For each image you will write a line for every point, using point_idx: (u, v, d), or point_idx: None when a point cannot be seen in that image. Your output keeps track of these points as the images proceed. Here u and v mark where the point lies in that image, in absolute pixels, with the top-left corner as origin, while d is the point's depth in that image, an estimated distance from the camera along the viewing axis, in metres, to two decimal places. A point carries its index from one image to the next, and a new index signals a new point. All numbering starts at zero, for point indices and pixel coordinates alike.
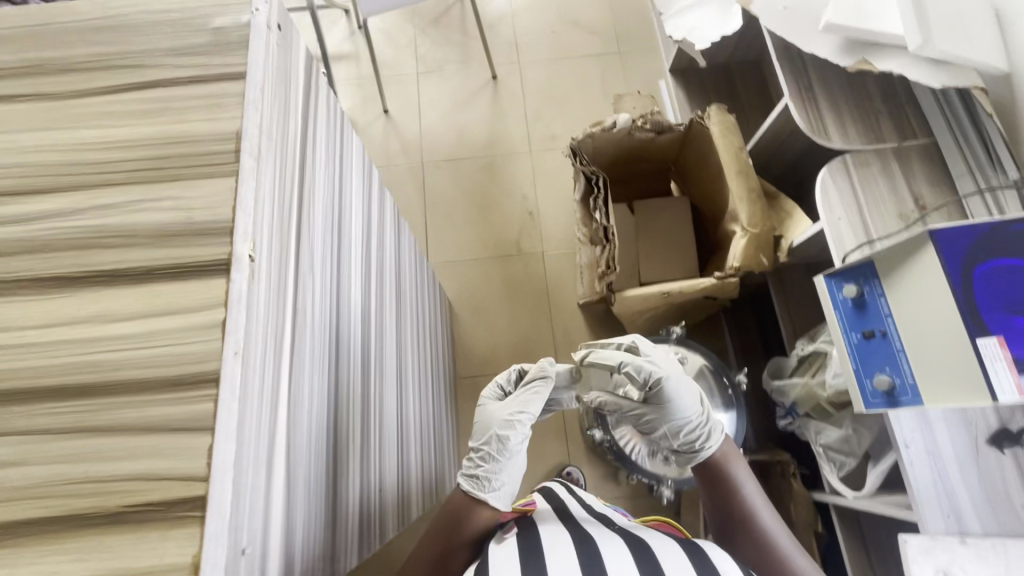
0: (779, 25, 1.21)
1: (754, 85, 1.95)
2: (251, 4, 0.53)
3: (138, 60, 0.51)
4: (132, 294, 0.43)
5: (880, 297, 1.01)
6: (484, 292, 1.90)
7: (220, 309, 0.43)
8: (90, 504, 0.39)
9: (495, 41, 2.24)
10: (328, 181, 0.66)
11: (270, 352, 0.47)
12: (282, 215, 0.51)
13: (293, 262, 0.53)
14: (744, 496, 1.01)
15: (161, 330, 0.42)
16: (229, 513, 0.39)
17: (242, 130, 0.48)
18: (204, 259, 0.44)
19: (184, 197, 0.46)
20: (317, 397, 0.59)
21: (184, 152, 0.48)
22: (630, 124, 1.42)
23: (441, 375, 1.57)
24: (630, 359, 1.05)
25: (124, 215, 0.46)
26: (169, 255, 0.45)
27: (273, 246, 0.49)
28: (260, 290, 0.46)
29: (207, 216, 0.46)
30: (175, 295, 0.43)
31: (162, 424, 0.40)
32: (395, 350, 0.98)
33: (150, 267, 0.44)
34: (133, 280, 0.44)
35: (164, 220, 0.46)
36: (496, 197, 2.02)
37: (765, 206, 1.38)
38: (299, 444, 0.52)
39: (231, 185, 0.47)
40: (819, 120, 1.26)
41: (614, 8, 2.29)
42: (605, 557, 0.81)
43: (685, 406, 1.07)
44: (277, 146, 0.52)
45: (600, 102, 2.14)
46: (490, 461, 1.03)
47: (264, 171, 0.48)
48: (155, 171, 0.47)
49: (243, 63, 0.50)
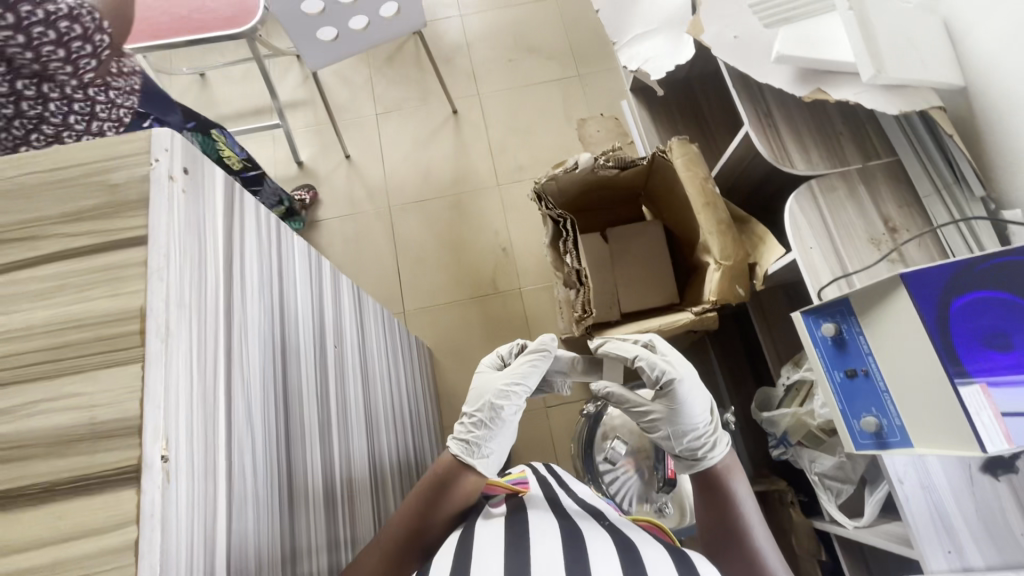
0: (732, 56, 1.18)
1: (716, 100, 1.93)
2: (151, 152, 0.48)
3: (29, 231, 0.47)
4: (34, 518, 0.39)
5: (858, 335, 0.98)
6: (463, 335, 1.86)
7: (132, 528, 0.39)
8: None
9: (452, 75, 2.20)
10: (264, 303, 0.62)
11: (197, 548, 0.43)
12: (204, 383, 0.47)
13: (224, 426, 0.49)
14: (741, 515, 1.00)
15: (66, 559, 0.38)
16: None
17: (147, 307, 0.44)
18: (111, 469, 0.40)
19: (87, 394, 0.42)
20: (261, 404, 0.59)
21: (84, 338, 0.43)
22: (592, 162, 1.39)
23: (420, 381, 1.58)
24: (645, 354, 1.13)
25: (23, 419, 0.42)
26: (74, 465, 0.40)
27: (195, 428, 0.45)
28: (181, 489, 0.42)
29: (113, 415, 0.41)
30: (81, 515, 0.39)
31: None
32: (355, 353, 0.99)
33: (53, 482, 0.40)
34: (35, 499, 0.40)
35: (66, 422, 0.41)
36: (468, 235, 1.97)
37: (736, 234, 1.36)
38: (239, 467, 0.52)
39: (138, 374, 0.42)
40: (781, 146, 1.24)
41: (569, 30, 2.27)
42: (590, 554, 0.76)
43: (693, 409, 1.11)
44: (192, 309, 0.47)
45: (564, 127, 2.11)
46: (481, 429, 1.00)
47: (176, 349, 0.44)
48: (53, 364, 0.43)
49: (144, 226, 0.46)
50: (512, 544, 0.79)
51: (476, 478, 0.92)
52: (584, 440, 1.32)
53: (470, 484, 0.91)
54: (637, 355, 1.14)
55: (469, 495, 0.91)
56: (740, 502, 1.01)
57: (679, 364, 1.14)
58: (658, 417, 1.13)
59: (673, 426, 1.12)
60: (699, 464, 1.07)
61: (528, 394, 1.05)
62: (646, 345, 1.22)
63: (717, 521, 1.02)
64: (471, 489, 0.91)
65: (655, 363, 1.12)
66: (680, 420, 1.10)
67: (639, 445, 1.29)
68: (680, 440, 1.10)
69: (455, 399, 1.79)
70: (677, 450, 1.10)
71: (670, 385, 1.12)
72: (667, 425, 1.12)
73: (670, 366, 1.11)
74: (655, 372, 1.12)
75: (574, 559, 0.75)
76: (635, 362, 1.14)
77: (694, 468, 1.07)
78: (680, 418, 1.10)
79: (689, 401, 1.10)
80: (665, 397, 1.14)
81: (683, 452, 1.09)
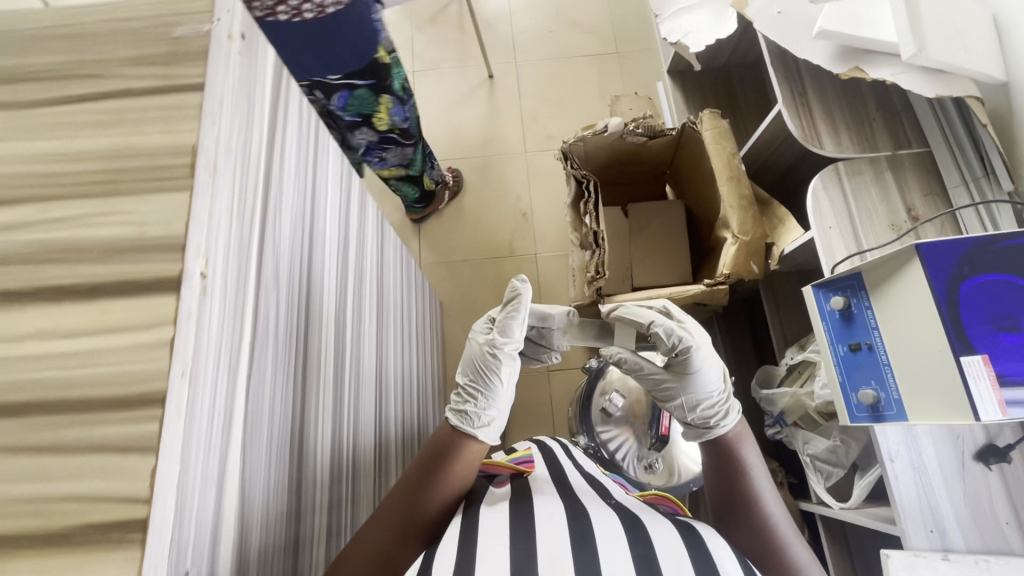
0: (772, 30, 1.19)
1: (752, 88, 1.93)
2: (214, 12, 0.52)
3: (96, 69, 0.50)
4: (81, 310, 0.43)
5: (867, 310, 0.99)
6: (476, 294, 1.89)
7: (168, 327, 0.42)
8: (31, 524, 0.38)
9: (492, 40, 2.22)
10: (297, 187, 0.65)
11: (223, 367, 0.47)
12: (241, 227, 0.51)
13: (253, 273, 0.53)
14: (752, 484, 1.00)
15: (107, 348, 0.42)
16: (170, 538, 0.39)
17: (199, 144, 0.47)
18: (154, 277, 0.44)
19: (137, 213, 0.46)
20: (280, 354, 0.61)
21: (138, 165, 0.47)
22: (621, 128, 1.40)
23: (430, 351, 1.59)
24: (662, 320, 1.14)
25: (80, 230, 0.45)
26: (119, 270, 0.44)
27: (229, 260, 0.49)
28: (213, 305, 0.46)
29: (160, 232, 0.45)
30: (124, 312, 0.43)
31: (107, 444, 0.40)
32: (375, 329, 1.00)
33: (100, 282, 0.44)
34: (81, 296, 0.43)
35: (117, 235, 0.45)
36: (490, 198, 2.00)
37: (757, 213, 1.37)
38: (255, 415, 0.54)
39: (184, 200, 0.46)
40: (812, 126, 1.24)
41: (613, 7, 2.27)
42: (597, 536, 0.78)
43: (706, 377, 1.13)
44: (236, 158, 0.51)
45: (597, 102, 2.12)
46: (479, 397, 1.02)
47: (219, 186, 0.48)
48: (108, 185, 0.47)
49: (199, 75, 0.49)
50: (517, 534, 0.80)
51: (481, 446, 0.94)
52: (583, 400, 1.37)
53: (471, 452, 0.92)
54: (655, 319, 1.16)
55: (469, 466, 0.92)
56: (750, 470, 1.01)
57: (698, 332, 1.15)
58: (671, 386, 1.16)
59: (684, 393, 1.15)
60: (709, 433, 1.08)
61: (519, 348, 1.07)
62: (662, 312, 1.23)
63: (727, 490, 1.02)
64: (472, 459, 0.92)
65: (670, 330, 1.14)
66: (693, 388, 1.13)
67: (635, 409, 1.31)
68: (692, 408, 1.13)
69: (462, 356, 1.83)
70: (688, 418, 1.13)
71: (684, 353, 1.14)
72: (680, 393, 1.14)
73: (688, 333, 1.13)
74: (673, 339, 1.14)
75: (581, 543, 0.77)
76: (650, 325, 1.15)
77: (700, 435, 1.10)
78: (693, 387, 1.13)
79: (704, 368, 1.12)
80: (678, 365, 1.16)
81: (693, 420, 1.12)
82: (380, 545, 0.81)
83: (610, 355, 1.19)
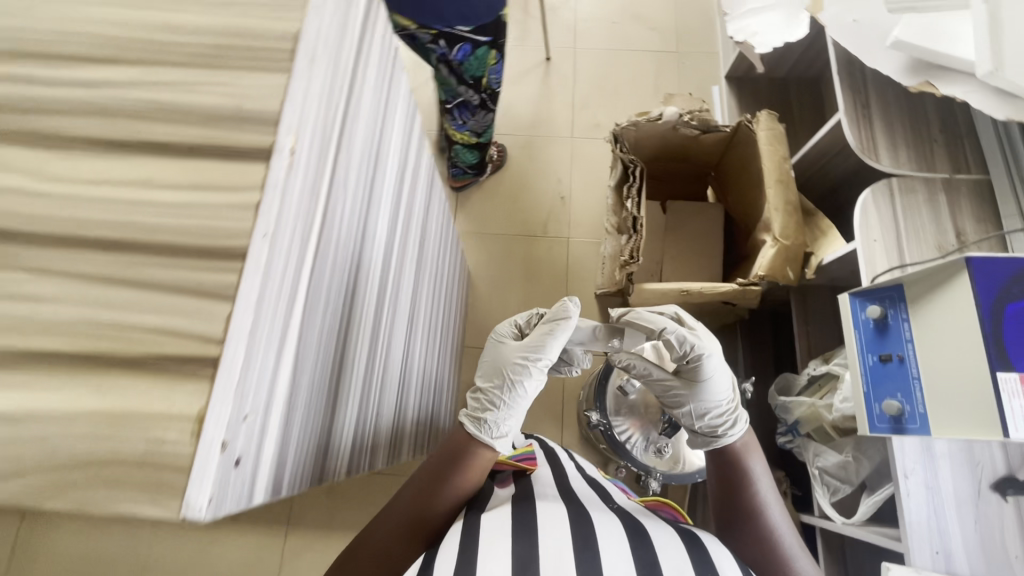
0: (845, 38, 1.20)
1: (809, 103, 1.91)
2: None
3: None
4: (177, 167, 0.46)
5: (903, 321, 0.98)
6: (504, 268, 1.91)
7: (256, 192, 0.45)
8: (112, 348, 0.41)
9: (554, 24, 2.23)
10: (373, 105, 0.68)
11: (296, 244, 0.49)
12: (326, 119, 0.53)
13: (331, 167, 0.56)
14: (756, 496, 1.01)
15: (199, 202, 0.44)
16: (237, 381, 0.41)
17: (302, 31, 0.50)
18: (248, 145, 0.46)
19: (237, 86, 0.48)
20: (339, 266, 0.61)
21: (243, 44, 0.49)
22: (676, 118, 1.40)
23: (453, 326, 1.59)
24: (673, 326, 1.10)
25: (184, 95, 0.48)
26: (217, 136, 0.47)
27: (314, 146, 0.51)
28: (296, 182, 0.48)
29: (257, 106, 0.47)
30: (218, 173, 0.45)
31: (190, 287, 0.42)
32: (412, 283, 1.00)
33: (198, 144, 0.46)
34: (179, 154, 0.46)
35: (217, 104, 0.48)
36: (531, 177, 2.02)
37: (800, 221, 1.36)
38: (311, 316, 0.54)
39: (282, 80, 0.48)
40: (870, 138, 1.23)
41: (679, 6, 2.26)
42: (600, 544, 0.81)
43: (716, 386, 1.12)
44: (330, 53, 0.54)
45: (650, 98, 2.12)
46: (497, 407, 1.04)
47: (314, 74, 0.51)
48: (213, 58, 0.49)
49: None
50: (519, 533, 0.82)
51: (491, 454, 0.97)
52: (600, 378, 1.37)
53: (483, 460, 0.96)
54: (662, 324, 1.11)
55: (477, 476, 0.95)
56: (754, 482, 1.03)
57: (709, 340, 1.12)
58: (681, 396, 1.15)
59: (693, 402, 1.13)
60: (718, 440, 1.09)
61: (549, 365, 1.08)
62: (671, 317, 1.19)
63: (731, 501, 1.03)
64: (481, 469, 0.96)
65: (680, 338, 1.11)
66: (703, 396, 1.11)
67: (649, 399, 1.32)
68: (700, 416, 1.12)
69: (482, 326, 1.85)
70: (697, 426, 1.12)
71: (696, 363, 1.12)
72: (689, 401, 1.13)
73: (700, 344, 1.10)
74: (683, 346, 1.11)
75: (585, 558, 0.78)
76: (660, 330, 1.11)
77: (706, 444, 1.11)
78: (702, 396, 1.12)
79: (715, 377, 1.11)
80: (690, 374, 1.14)
81: (699, 429, 1.12)
82: (383, 544, 0.85)
83: (619, 360, 1.17)
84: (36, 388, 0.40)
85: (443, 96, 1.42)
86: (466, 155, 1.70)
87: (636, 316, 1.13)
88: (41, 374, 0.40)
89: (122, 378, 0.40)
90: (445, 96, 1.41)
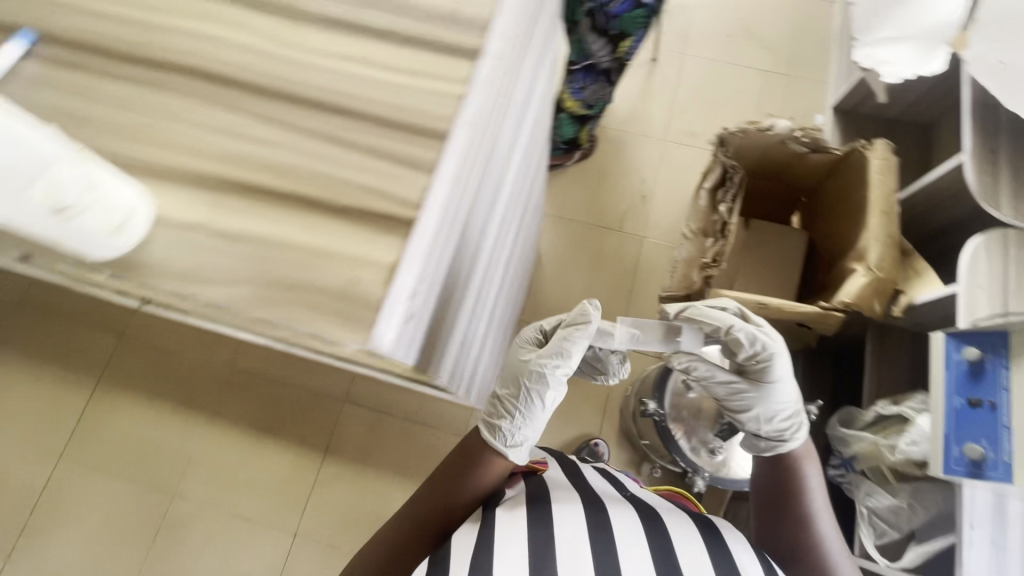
0: (989, 79, 1.16)
1: (918, 147, 1.84)
2: None
3: None
4: (392, 52, 0.50)
5: (1002, 370, 0.98)
6: (573, 254, 1.93)
7: (461, 85, 0.49)
8: (319, 195, 0.46)
9: (665, 26, 2.23)
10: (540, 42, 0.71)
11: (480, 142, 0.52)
12: (516, 39, 0.57)
13: (507, 84, 0.59)
14: (811, 503, 1.02)
15: (409, 86, 0.49)
16: (431, 245, 0.44)
17: None
18: (458, 44, 0.50)
19: None
20: (491, 182, 0.64)
21: None
22: (787, 132, 1.39)
23: (520, 294, 1.61)
24: (740, 322, 1.06)
25: None
26: (430, 31, 0.51)
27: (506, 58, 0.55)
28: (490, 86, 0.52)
29: (470, 11, 0.51)
30: (428, 64, 0.50)
31: (393, 156, 0.47)
32: (515, 227, 1.01)
33: (413, 36, 0.51)
34: (395, 42, 0.51)
35: (432, 4, 0.52)
36: (616, 171, 2.03)
37: (897, 257, 1.32)
38: (471, 215, 0.57)
39: None
40: (992, 184, 1.19)
41: (796, 30, 2.22)
42: (617, 540, 0.84)
43: (785, 389, 1.07)
44: None
45: (748, 116, 2.10)
46: (514, 414, 1.00)
47: None
48: None
49: None
50: (535, 531, 0.84)
51: (505, 464, 0.97)
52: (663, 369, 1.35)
53: (498, 465, 0.96)
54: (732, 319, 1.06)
55: (490, 483, 0.96)
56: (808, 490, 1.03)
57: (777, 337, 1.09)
58: (749, 398, 1.09)
59: (759, 404, 1.09)
60: (784, 442, 1.08)
61: (568, 373, 1.03)
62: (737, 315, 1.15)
63: (782, 505, 1.03)
64: (495, 475, 0.97)
65: (748, 336, 1.06)
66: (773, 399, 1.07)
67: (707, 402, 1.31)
68: (768, 419, 1.08)
69: (541, 305, 1.88)
70: (762, 430, 1.08)
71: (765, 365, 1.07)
72: (758, 404, 1.08)
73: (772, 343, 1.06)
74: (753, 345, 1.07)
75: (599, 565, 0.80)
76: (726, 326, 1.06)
77: (772, 448, 1.09)
78: (772, 399, 1.07)
79: (785, 378, 1.06)
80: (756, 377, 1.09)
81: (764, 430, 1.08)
82: (394, 545, 0.88)
83: (678, 363, 1.11)
84: (251, 216, 0.45)
85: (573, 56, 1.45)
86: (563, 127, 1.70)
87: (697, 310, 1.10)
88: (256, 205, 0.45)
89: (331, 215, 0.45)
90: (575, 56, 1.44)
